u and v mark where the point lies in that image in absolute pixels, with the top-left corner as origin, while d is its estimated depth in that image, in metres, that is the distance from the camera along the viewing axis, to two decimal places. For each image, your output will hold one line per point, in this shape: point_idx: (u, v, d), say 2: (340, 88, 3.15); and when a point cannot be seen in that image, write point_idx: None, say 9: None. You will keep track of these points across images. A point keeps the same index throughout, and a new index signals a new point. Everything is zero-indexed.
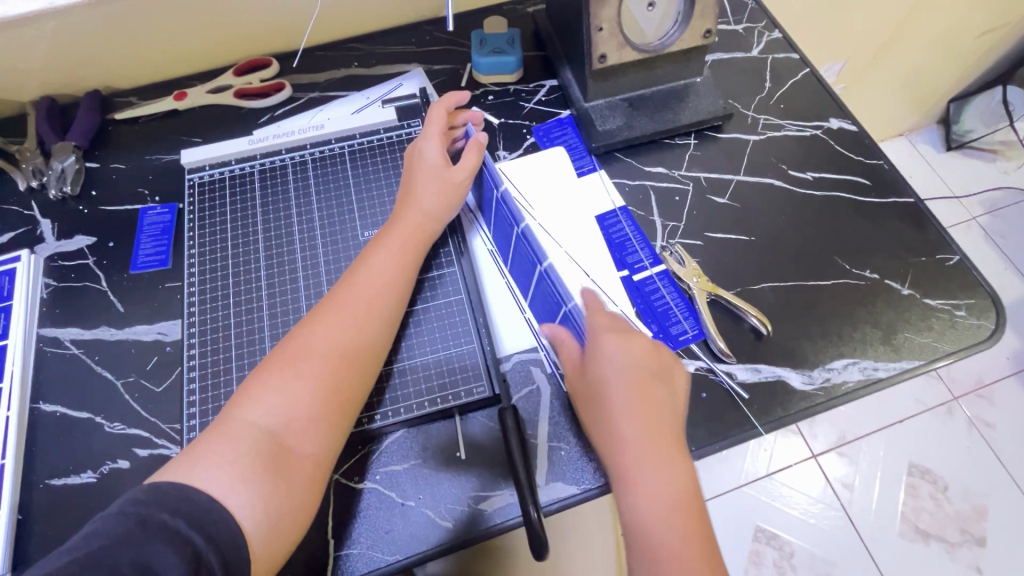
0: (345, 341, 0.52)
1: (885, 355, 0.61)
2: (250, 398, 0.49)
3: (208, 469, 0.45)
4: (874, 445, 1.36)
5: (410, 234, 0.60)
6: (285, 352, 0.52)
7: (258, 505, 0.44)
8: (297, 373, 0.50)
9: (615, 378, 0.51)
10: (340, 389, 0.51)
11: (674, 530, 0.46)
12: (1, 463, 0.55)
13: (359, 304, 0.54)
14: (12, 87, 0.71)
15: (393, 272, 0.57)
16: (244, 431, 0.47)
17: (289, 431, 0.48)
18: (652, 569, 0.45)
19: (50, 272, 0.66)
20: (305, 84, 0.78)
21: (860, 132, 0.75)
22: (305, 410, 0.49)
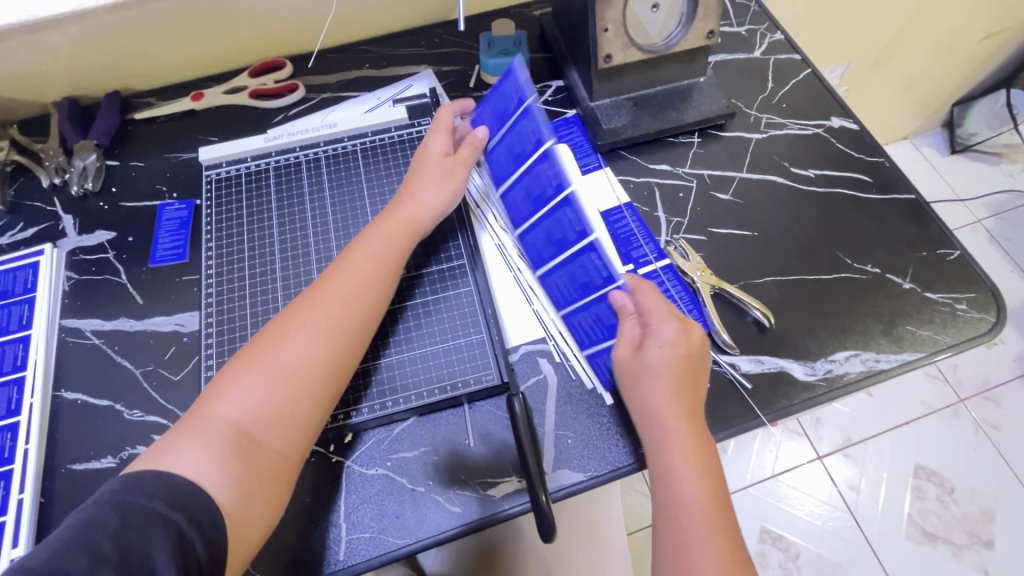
0: (321, 334, 0.52)
1: (887, 347, 0.62)
2: (219, 391, 0.49)
3: (181, 454, 0.45)
4: (880, 446, 1.36)
5: (394, 227, 0.60)
6: (256, 344, 0.52)
7: (232, 487, 0.45)
8: (266, 368, 0.50)
9: (659, 364, 0.53)
10: (309, 382, 0.50)
11: (701, 493, 0.50)
12: (24, 448, 0.56)
13: (334, 296, 0.54)
14: (37, 89, 0.74)
15: (374, 264, 0.57)
16: (210, 420, 0.47)
17: (258, 423, 0.48)
18: (679, 534, 0.48)
19: (71, 266, 0.68)
20: (318, 85, 0.80)
21: (862, 131, 0.76)
22: (271, 402, 0.49)
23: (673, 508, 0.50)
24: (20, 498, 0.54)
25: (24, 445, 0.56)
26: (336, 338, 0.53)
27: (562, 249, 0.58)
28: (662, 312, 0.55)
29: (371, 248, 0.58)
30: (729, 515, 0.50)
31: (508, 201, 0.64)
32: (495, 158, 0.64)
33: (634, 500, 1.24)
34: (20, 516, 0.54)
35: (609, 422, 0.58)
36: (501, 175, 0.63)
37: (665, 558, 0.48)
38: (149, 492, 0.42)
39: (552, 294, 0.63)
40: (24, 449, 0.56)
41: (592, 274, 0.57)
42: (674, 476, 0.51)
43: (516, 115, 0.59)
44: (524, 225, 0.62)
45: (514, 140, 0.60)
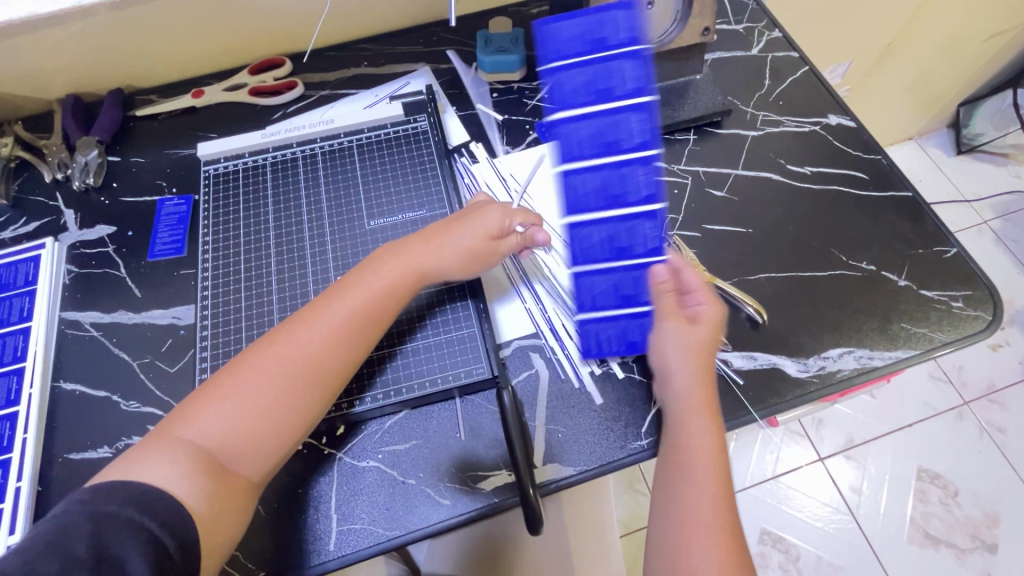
0: (291, 381, 0.50)
1: (882, 344, 0.62)
2: (192, 409, 0.48)
3: (151, 466, 0.45)
4: (882, 448, 1.35)
5: (393, 272, 0.57)
6: (235, 368, 0.51)
7: (205, 494, 0.45)
8: (237, 403, 0.49)
9: (680, 343, 0.54)
10: (284, 417, 0.50)
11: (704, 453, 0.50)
12: (22, 437, 0.57)
13: (317, 337, 0.52)
14: (41, 86, 0.75)
15: (360, 316, 0.54)
16: (177, 439, 0.47)
17: (226, 449, 0.48)
18: (675, 484, 0.50)
19: (72, 259, 0.69)
20: (316, 82, 0.81)
21: (859, 128, 0.76)
22: (243, 430, 0.48)
23: (676, 474, 0.50)
24: (18, 487, 0.55)
25: (23, 435, 0.57)
26: (305, 388, 0.51)
27: (616, 205, 0.60)
28: (702, 287, 0.56)
29: (367, 291, 0.55)
30: (728, 488, 0.49)
31: (564, 130, 0.61)
32: (569, 80, 0.60)
33: (633, 499, 1.24)
34: (17, 503, 0.55)
35: (600, 417, 0.58)
36: (567, 97, 0.61)
37: (662, 526, 0.49)
38: (122, 500, 0.42)
39: (574, 245, 0.61)
40: (23, 438, 0.57)
41: (636, 242, 0.60)
42: (678, 445, 0.51)
43: (621, 50, 0.60)
44: (580, 162, 0.61)
45: (602, 74, 0.60)
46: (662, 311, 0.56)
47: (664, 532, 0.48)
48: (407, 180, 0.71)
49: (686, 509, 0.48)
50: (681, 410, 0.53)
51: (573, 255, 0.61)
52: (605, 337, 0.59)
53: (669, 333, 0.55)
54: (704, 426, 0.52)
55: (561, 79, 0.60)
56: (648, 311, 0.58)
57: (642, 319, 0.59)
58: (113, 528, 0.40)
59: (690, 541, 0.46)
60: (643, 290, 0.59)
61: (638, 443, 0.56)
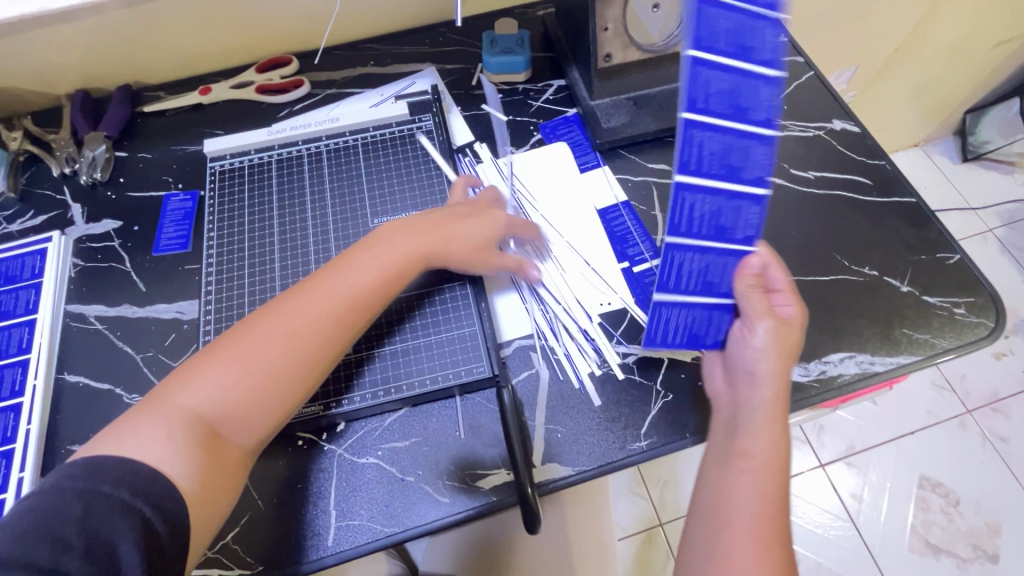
0: (289, 353, 0.51)
1: (883, 350, 0.61)
2: (190, 376, 0.49)
3: (145, 438, 0.45)
4: (883, 455, 1.34)
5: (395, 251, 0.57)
6: (236, 336, 0.51)
7: (198, 476, 0.45)
8: (236, 371, 0.49)
9: (770, 345, 0.52)
10: (280, 387, 0.50)
11: (763, 459, 0.48)
12: (26, 428, 0.58)
13: (316, 310, 0.52)
14: (51, 81, 0.76)
15: (361, 291, 0.55)
16: (171, 406, 0.47)
17: (223, 420, 0.48)
18: (723, 482, 0.49)
19: (78, 253, 0.69)
20: (323, 81, 0.81)
21: (863, 133, 0.76)
22: (238, 398, 0.49)
23: (728, 472, 0.49)
24: (21, 476, 0.56)
25: (27, 425, 0.58)
26: (301, 361, 0.51)
27: (731, 177, 0.53)
28: (788, 291, 0.55)
29: (370, 269, 0.56)
30: (784, 504, 0.47)
31: (698, 73, 0.49)
32: (714, 20, 0.49)
33: (633, 502, 1.23)
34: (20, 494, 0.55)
35: (599, 418, 0.58)
36: (709, 42, 0.49)
37: (706, 524, 0.48)
38: (114, 480, 0.42)
39: (674, 214, 0.53)
40: (26, 429, 0.58)
41: (737, 225, 0.54)
42: (744, 450, 0.49)
43: (768, 13, 0.51)
44: (705, 115, 0.50)
45: (745, 29, 0.50)
46: (754, 310, 0.53)
47: (708, 531, 0.47)
48: (411, 179, 0.71)
49: (731, 509, 0.47)
50: (754, 412, 0.51)
51: (672, 224, 0.53)
52: (675, 326, 0.56)
53: (766, 331, 0.52)
54: (772, 434, 0.49)
55: (705, 18, 0.49)
56: (723, 305, 0.56)
57: (713, 313, 0.56)
58: (105, 509, 0.40)
59: (733, 546, 0.45)
60: (728, 278, 0.55)
61: (636, 445, 0.57)
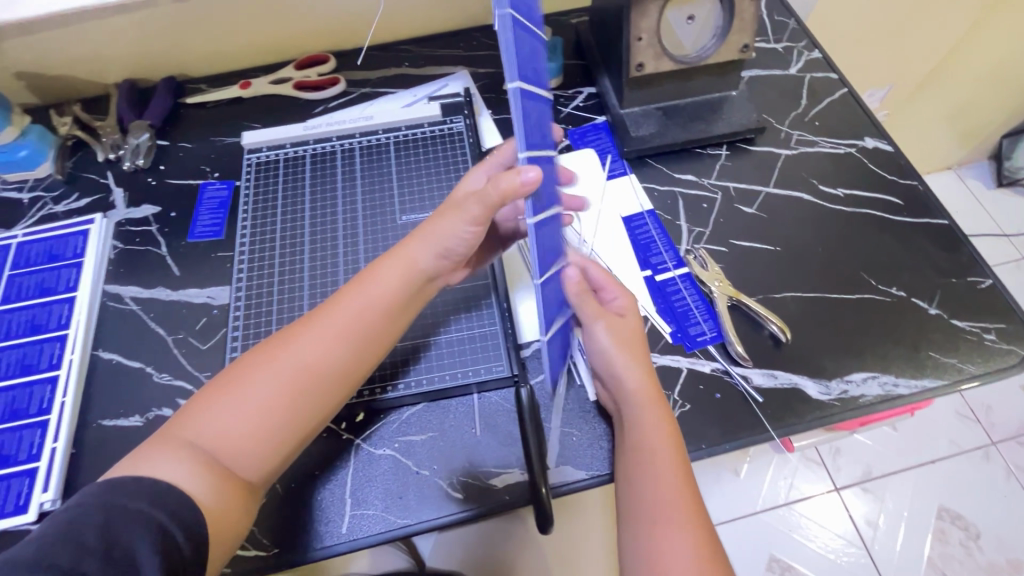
0: (302, 379, 0.49)
1: (908, 372, 0.60)
2: (203, 408, 0.47)
3: (163, 467, 0.44)
4: (901, 483, 1.31)
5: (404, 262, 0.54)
6: (247, 365, 0.49)
7: (214, 496, 0.45)
8: (248, 401, 0.47)
9: (616, 339, 0.54)
10: (291, 419, 0.48)
11: (659, 445, 0.50)
12: (62, 400, 0.60)
13: (326, 332, 0.50)
14: (101, 70, 0.80)
15: (371, 310, 0.52)
16: (178, 443, 0.45)
17: (237, 451, 0.46)
18: (635, 474, 0.49)
19: (118, 236, 0.72)
20: (358, 80, 0.83)
21: (896, 152, 0.75)
22: (246, 433, 0.46)
23: (636, 467, 0.50)
24: (53, 447, 0.58)
25: (62, 397, 0.60)
26: (315, 386, 0.49)
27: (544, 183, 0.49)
28: (609, 279, 0.57)
29: (379, 283, 0.53)
30: (692, 481, 0.48)
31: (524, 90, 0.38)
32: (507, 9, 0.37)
33: None
34: (51, 464, 0.57)
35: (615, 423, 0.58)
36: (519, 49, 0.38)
37: (634, 527, 0.47)
38: (133, 492, 0.42)
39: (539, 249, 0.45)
40: (61, 402, 0.60)
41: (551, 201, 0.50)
42: (638, 443, 0.51)
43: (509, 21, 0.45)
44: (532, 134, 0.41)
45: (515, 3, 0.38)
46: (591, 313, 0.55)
47: (634, 529, 0.47)
48: (439, 178, 0.72)
49: (650, 501, 0.47)
50: (635, 405, 0.52)
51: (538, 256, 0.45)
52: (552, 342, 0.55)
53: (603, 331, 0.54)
54: (661, 421, 0.51)
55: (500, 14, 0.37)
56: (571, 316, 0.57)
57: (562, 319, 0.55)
58: (126, 518, 0.40)
59: (658, 534, 0.46)
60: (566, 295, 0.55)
61: None
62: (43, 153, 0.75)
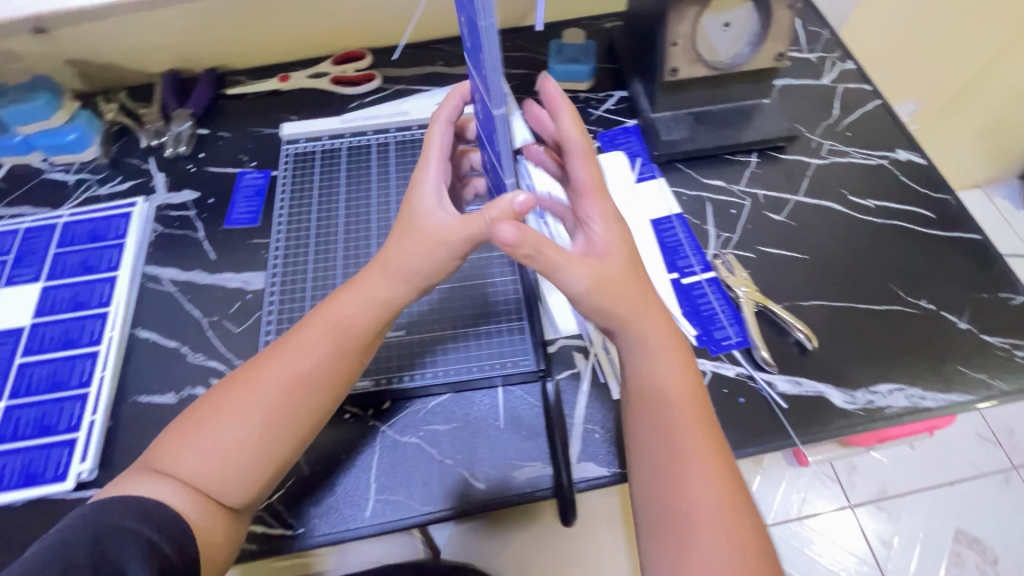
0: (265, 414, 0.49)
1: (936, 386, 0.60)
2: (178, 438, 0.48)
3: (143, 486, 0.46)
4: (917, 503, 1.29)
5: (376, 289, 0.53)
6: (219, 396, 0.50)
7: (196, 515, 0.46)
8: (216, 432, 0.48)
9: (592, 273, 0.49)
10: (268, 445, 0.49)
11: (671, 389, 0.50)
12: (101, 375, 0.62)
13: (293, 364, 0.50)
14: (147, 59, 0.82)
15: (339, 344, 0.52)
16: (155, 471, 0.46)
17: (208, 481, 0.47)
18: (651, 418, 0.50)
19: (158, 220, 0.74)
20: (393, 76, 0.85)
21: (929, 165, 0.75)
22: (220, 463, 0.47)
23: (646, 416, 0.50)
24: (92, 419, 0.59)
25: (101, 372, 0.62)
26: (281, 418, 0.49)
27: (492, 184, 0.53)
28: (594, 189, 0.52)
29: (348, 309, 0.53)
30: (707, 416, 0.50)
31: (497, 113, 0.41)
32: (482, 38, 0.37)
33: None
34: (89, 435, 0.59)
35: None
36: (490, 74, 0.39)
37: (652, 476, 0.48)
38: (119, 511, 0.43)
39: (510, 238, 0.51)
40: (100, 376, 0.62)
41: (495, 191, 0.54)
42: (639, 391, 0.51)
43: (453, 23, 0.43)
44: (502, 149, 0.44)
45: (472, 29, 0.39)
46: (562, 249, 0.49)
47: (653, 476, 0.48)
48: None
49: (671, 445, 0.48)
50: (638, 351, 0.51)
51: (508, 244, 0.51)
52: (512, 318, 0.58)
53: (582, 276, 0.49)
54: (673, 368, 0.51)
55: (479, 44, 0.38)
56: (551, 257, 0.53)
57: None
58: (115, 535, 0.41)
59: (678, 479, 0.47)
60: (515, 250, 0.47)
61: None
62: (91, 137, 0.78)
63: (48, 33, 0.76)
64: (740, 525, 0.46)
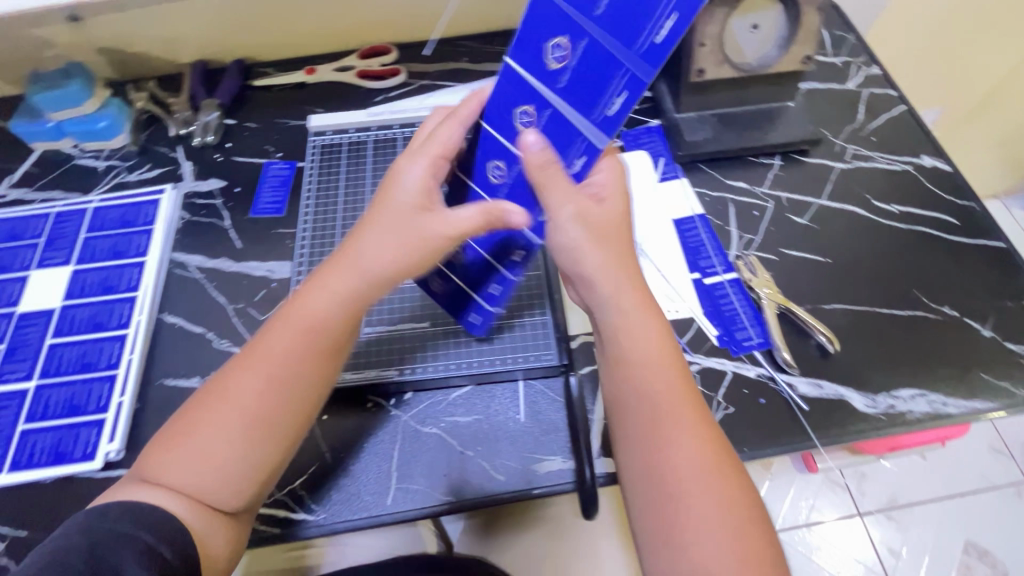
0: (248, 422, 0.46)
1: (957, 393, 0.60)
2: (161, 449, 0.46)
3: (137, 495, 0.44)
4: (927, 514, 1.28)
5: (349, 277, 0.49)
6: (195, 407, 0.47)
7: (194, 519, 0.44)
8: (198, 444, 0.45)
9: (592, 223, 0.50)
10: (254, 452, 0.46)
11: (646, 341, 0.49)
12: (128, 358, 0.63)
13: (271, 369, 0.47)
14: (177, 50, 0.83)
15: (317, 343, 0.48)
16: (146, 481, 0.45)
17: (199, 490, 0.45)
18: (630, 377, 0.48)
19: (185, 207, 0.76)
20: (418, 72, 0.86)
21: (954, 172, 0.74)
22: (208, 472, 0.45)
23: (623, 374, 0.48)
24: (120, 401, 0.61)
25: (128, 356, 0.63)
26: (266, 424, 0.46)
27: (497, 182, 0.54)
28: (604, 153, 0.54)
29: (321, 303, 0.49)
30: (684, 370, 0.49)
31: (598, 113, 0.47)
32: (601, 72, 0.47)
33: None
34: (117, 416, 0.60)
35: None
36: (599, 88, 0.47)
37: (637, 437, 0.47)
38: (116, 518, 0.42)
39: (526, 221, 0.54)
40: (128, 358, 0.63)
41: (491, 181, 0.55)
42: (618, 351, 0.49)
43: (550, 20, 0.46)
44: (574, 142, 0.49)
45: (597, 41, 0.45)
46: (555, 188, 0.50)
47: (638, 437, 0.47)
48: None
49: (651, 403, 0.47)
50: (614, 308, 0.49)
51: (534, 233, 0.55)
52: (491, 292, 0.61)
53: (573, 220, 0.50)
54: (649, 320, 0.49)
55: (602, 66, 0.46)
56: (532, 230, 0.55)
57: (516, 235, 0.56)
58: (113, 541, 0.41)
59: (662, 435, 0.46)
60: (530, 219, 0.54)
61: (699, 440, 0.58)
62: (121, 125, 0.79)
63: (81, 22, 0.77)
64: (723, 470, 0.45)
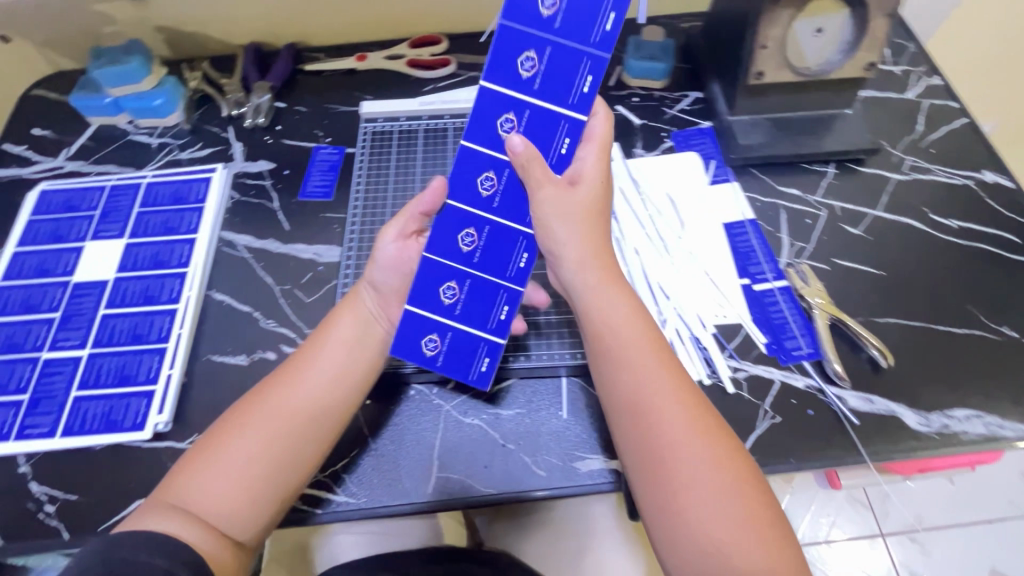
0: (266, 437, 0.49)
1: (1015, 416, 0.58)
2: (186, 471, 0.48)
3: (154, 521, 0.45)
4: (953, 539, 1.25)
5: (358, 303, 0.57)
6: (220, 427, 0.50)
7: (208, 544, 0.45)
8: (221, 462, 0.48)
9: (560, 211, 0.50)
10: (274, 469, 0.49)
11: (626, 327, 0.50)
12: (177, 333, 0.64)
13: (292, 390, 0.51)
14: (233, 31, 0.85)
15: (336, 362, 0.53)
16: (166, 505, 0.46)
17: (219, 512, 0.46)
18: (616, 367, 0.49)
19: (236, 187, 0.76)
20: (468, 63, 0.85)
21: (1018, 189, 0.72)
22: (231, 490, 0.47)
23: (609, 364, 0.50)
24: (169, 373, 0.62)
25: (178, 330, 0.64)
26: (285, 444, 0.49)
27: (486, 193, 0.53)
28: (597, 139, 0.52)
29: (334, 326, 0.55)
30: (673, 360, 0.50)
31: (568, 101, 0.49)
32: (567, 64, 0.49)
33: None
34: (166, 389, 0.61)
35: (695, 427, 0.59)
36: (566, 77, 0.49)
37: (636, 437, 0.47)
38: (132, 545, 0.42)
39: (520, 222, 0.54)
40: (178, 333, 0.64)
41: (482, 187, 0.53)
42: (597, 331, 0.51)
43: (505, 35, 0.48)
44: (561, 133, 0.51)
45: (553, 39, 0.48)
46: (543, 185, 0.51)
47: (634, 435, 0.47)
48: None
49: (638, 396, 0.48)
50: (587, 291, 0.51)
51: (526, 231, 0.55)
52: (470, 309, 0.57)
53: (550, 203, 0.50)
54: (639, 319, 0.51)
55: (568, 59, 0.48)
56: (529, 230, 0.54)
57: (518, 236, 0.55)
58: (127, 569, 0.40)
59: (657, 431, 0.46)
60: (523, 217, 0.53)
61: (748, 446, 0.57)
62: (175, 103, 0.80)
63: None
64: (733, 465, 0.45)
